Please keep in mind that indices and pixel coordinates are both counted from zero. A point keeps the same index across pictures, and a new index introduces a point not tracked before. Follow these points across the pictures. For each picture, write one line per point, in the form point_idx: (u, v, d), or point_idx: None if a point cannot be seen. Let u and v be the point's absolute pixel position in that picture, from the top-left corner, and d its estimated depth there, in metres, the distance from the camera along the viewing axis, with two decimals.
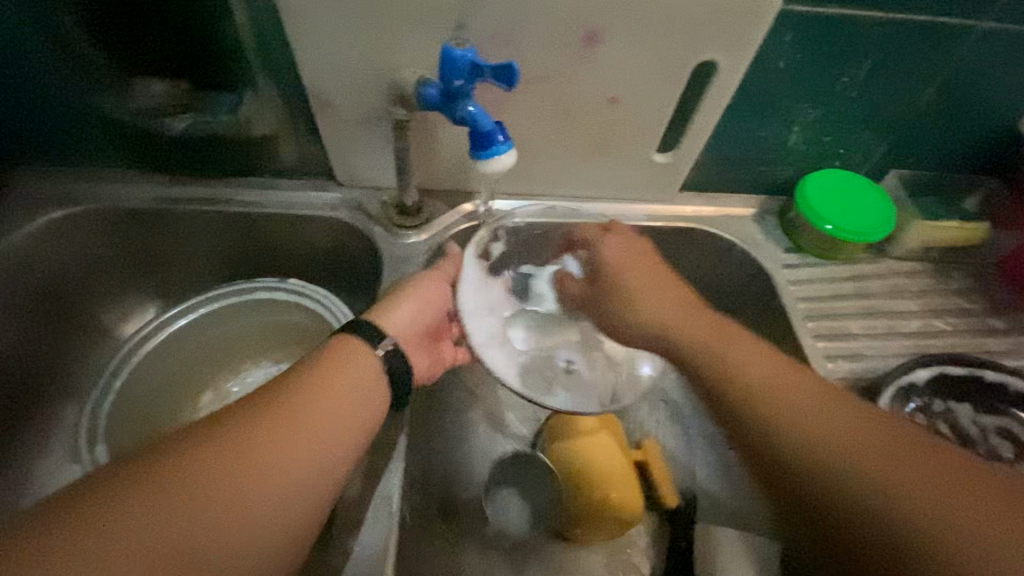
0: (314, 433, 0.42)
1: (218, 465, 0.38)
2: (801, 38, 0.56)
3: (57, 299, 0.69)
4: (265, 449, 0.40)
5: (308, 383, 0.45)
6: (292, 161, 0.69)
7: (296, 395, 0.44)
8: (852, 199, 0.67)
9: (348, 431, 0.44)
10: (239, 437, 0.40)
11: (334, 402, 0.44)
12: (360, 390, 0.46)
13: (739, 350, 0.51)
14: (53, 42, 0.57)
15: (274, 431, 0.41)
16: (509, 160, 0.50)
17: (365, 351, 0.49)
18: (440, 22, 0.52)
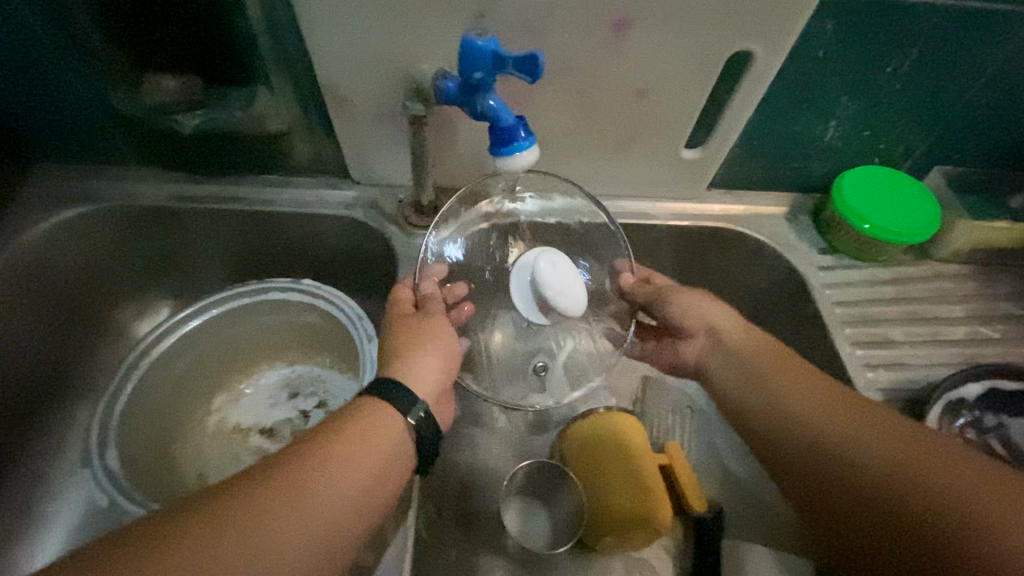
0: (329, 503, 0.39)
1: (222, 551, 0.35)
2: (843, 27, 0.52)
3: (71, 300, 0.68)
4: (275, 530, 0.37)
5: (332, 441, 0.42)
6: (306, 158, 0.67)
7: (310, 466, 0.40)
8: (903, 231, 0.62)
9: (365, 497, 0.41)
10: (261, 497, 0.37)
11: (358, 475, 0.41)
12: (388, 451, 0.44)
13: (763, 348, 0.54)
14: (65, 39, 0.56)
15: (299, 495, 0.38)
16: (531, 157, 0.48)
17: (390, 411, 0.45)
18: (461, 10, 0.50)
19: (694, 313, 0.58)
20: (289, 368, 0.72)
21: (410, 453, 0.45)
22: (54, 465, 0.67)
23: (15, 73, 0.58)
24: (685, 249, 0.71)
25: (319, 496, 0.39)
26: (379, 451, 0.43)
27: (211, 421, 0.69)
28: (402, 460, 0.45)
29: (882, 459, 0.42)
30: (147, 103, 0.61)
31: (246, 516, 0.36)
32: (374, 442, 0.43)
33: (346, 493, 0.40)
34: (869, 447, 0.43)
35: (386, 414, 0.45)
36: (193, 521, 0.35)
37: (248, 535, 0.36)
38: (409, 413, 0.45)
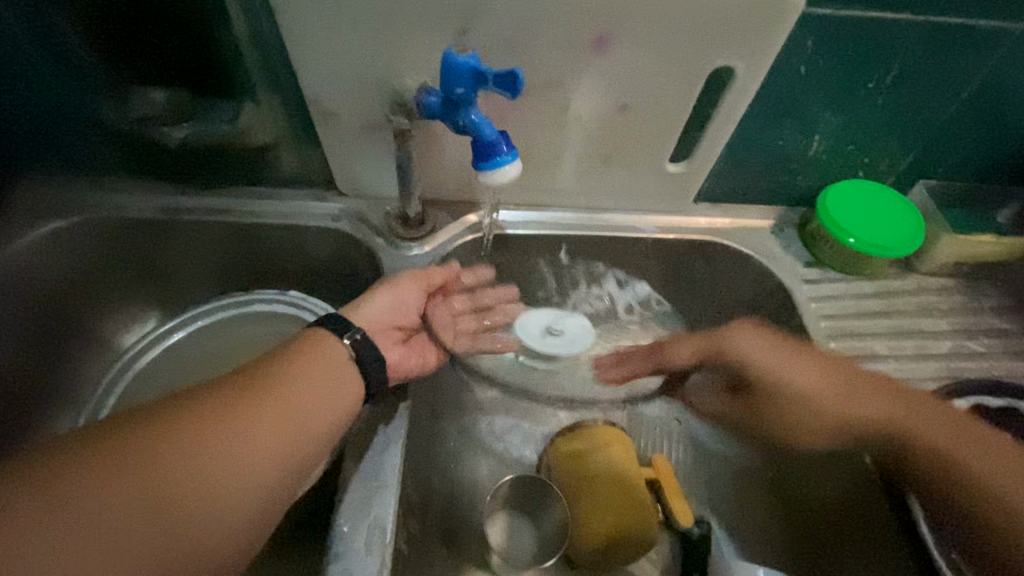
0: (276, 408, 0.43)
1: (169, 440, 0.38)
2: (823, 43, 0.53)
3: (55, 310, 0.68)
4: (214, 445, 0.39)
5: (282, 375, 0.45)
6: (294, 170, 0.67)
7: (251, 393, 0.42)
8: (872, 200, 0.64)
9: (307, 430, 0.43)
10: (198, 415, 0.40)
11: (299, 407, 0.44)
12: (337, 370, 0.47)
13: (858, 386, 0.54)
14: (52, 51, 0.56)
15: (235, 416, 0.41)
16: (514, 171, 0.48)
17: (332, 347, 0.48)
18: (444, 27, 0.50)
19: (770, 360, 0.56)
20: None
21: (356, 371, 0.48)
22: None
23: None
24: (672, 262, 0.71)
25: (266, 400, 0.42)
26: (326, 368, 0.47)
27: None
28: (350, 376, 0.48)
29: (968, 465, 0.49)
30: (133, 116, 0.61)
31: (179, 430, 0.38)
32: (323, 361, 0.47)
33: (294, 400, 0.44)
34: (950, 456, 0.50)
35: (332, 348, 0.48)
36: (160, 415, 0.39)
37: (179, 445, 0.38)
38: (344, 335, 0.49)
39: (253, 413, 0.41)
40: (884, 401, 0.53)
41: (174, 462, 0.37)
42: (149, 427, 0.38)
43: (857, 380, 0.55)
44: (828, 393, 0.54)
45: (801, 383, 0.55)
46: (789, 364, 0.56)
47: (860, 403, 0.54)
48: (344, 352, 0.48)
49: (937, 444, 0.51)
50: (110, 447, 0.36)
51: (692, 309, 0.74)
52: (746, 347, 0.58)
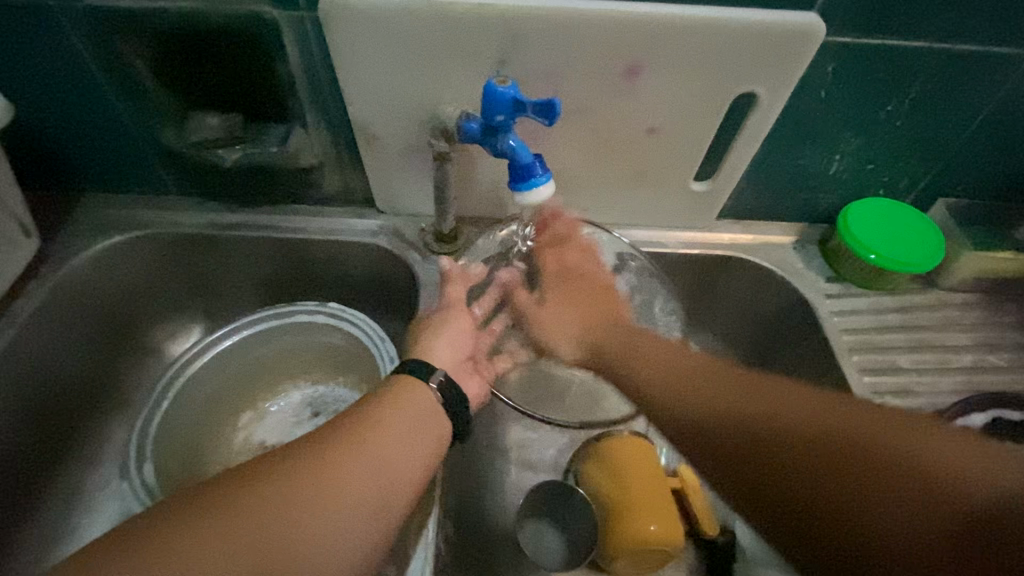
0: (372, 463, 0.44)
1: (279, 501, 0.39)
2: (843, 70, 0.56)
3: (111, 319, 0.72)
4: (316, 497, 0.40)
5: (379, 423, 0.46)
6: (335, 189, 0.71)
7: (350, 442, 0.44)
8: (909, 232, 0.65)
9: (401, 479, 0.45)
10: (303, 465, 0.41)
11: (394, 456, 0.45)
12: (424, 419, 0.48)
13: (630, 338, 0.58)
14: (122, 82, 0.61)
15: (338, 465, 0.42)
16: (548, 191, 0.51)
17: (422, 389, 0.50)
18: (483, 59, 0.54)
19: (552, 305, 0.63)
20: (312, 388, 0.76)
21: (444, 414, 0.50)
22: (91, 477, 0.70)
23: (73, 111, 0.64)
24: (694, 275, 0.73)
25: (363, 454, 0.44)
26: (414, 418, 0.48)
27: (238, 439, 0.73)
28: (438, 427, 0.49)
29: (832, 442, 0.39)
30: (191, 139, 0.65)
31: (286, 480, 0.40)
32: (413, 409, 0.48)
33: (391, 459, 0.45)
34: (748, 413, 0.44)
35: (422, 391, 0.50)
36: (267, 466, 0.41)
37: (284, 497, 0.39)
38: (430, 378, 0.51)
39: (355, 471, 0.42)
40: (710, 391, 0.48)
41: (279, 515, 0.38)
42: (259, 489, 0.39)
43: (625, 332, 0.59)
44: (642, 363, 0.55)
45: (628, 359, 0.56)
46: (569, 303, 0.63)
47: (646, 369, 0.54)
48: (431, 396, 0.50)
49: (751, 420, 0.44)
50: (229, 500, 0.38)
51: (715, 322, 0.77)
52: (558, 310, 0.63)
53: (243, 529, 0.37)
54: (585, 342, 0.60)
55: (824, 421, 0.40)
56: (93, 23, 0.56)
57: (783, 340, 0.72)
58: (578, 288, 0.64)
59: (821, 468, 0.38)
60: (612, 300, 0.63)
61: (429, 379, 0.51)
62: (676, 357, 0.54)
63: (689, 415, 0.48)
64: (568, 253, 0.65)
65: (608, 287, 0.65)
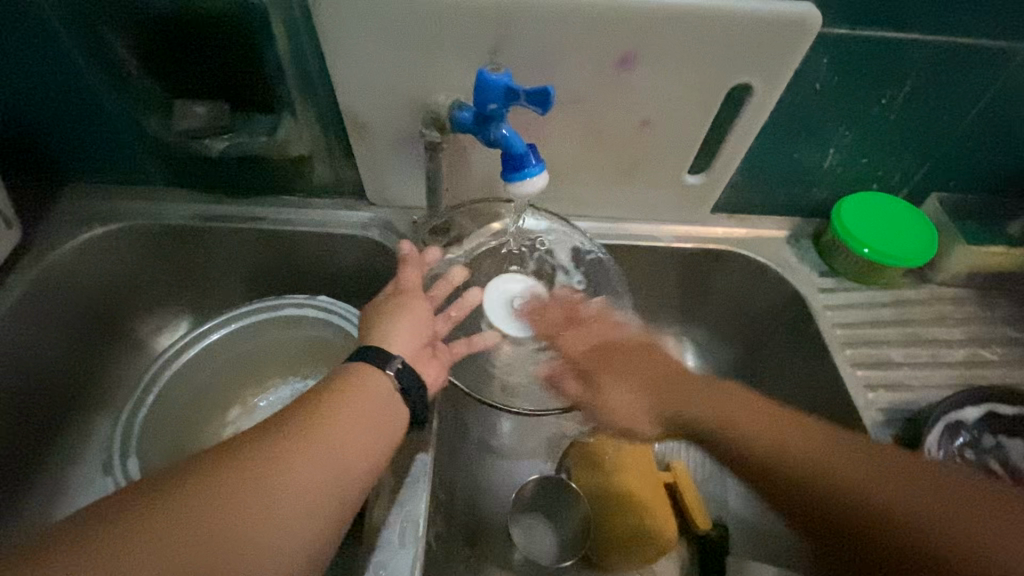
0: (327, 455, 0.42)
1: (216, 496, 0.37)
2: (838, 62, 0.55)
3: (96, 313, 0.71)
4: (258, 491, 0.38)
5: (327, 413, 0.45)
6: (325, 181, 0.70)
7: (297, 433, 0.42)
8: (897, 224, 0.65)
9: (351, 470, 0.43)
10: (244, 459, 0.40)
11: (344, 446, 0.43)
12: (380, 405, 0.47)
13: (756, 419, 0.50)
14: (105, 67, 0.59)
15: (283, 458, 0.40)
16: (541, 182, 0.51)
17: (375, 375, 0.49)
18: (476, 47, 0.53)
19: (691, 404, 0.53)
20: (301, 383, 0.75)
21: (401, 402, 0.49)
22: (74, 472, 0.69)
23: (54, 98, 0.62)
24: (688, 270, 0.73)
25: (314, 447, 0.42)
26: (370, 407, 0.47)
27: (226, 434, 0.72)
28: (392, 416, 0.48)
29: (847, 477, 0.44)
30: (179, 128, 0.63)
31: (226, 475, 0.38)
32: (364, 397, 0.47)
33: (341, 449, 0.43)
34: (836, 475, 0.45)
35: (375, 377, 0.49)
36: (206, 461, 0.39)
37: (224, 492, 0.38)
38: (387, 365, 0.50)
39: (301, 463, 0.41)
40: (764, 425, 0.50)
41: (217, 512, 0.37)
42: (196, 484, 0.37)
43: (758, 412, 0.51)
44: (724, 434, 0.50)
45: (709, 425, 0.51)
46: (626, 377, 0.55)
47: (731, 431, 0.50)
48: (388, 384, 0.49)
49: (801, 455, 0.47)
50: (160, 498, 0.36)
51: (709, 317, 0.76)
52: (613, 389, 0.55)
53: (192, 533, 0.35)
54: (678, 416, 0.53)
55: (914, 497, 0.42)
56: (74, 7, 0.55)
57: (776, 334, 0.72)
58: (635, 357, 0.57)
59: (922, 557, 0.40)
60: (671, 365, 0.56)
61: (386, 367, 0.49)
62: (742, 406, 0.51)
63: (746, 450, 0.49)
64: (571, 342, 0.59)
65: (685, 361, 0.57)
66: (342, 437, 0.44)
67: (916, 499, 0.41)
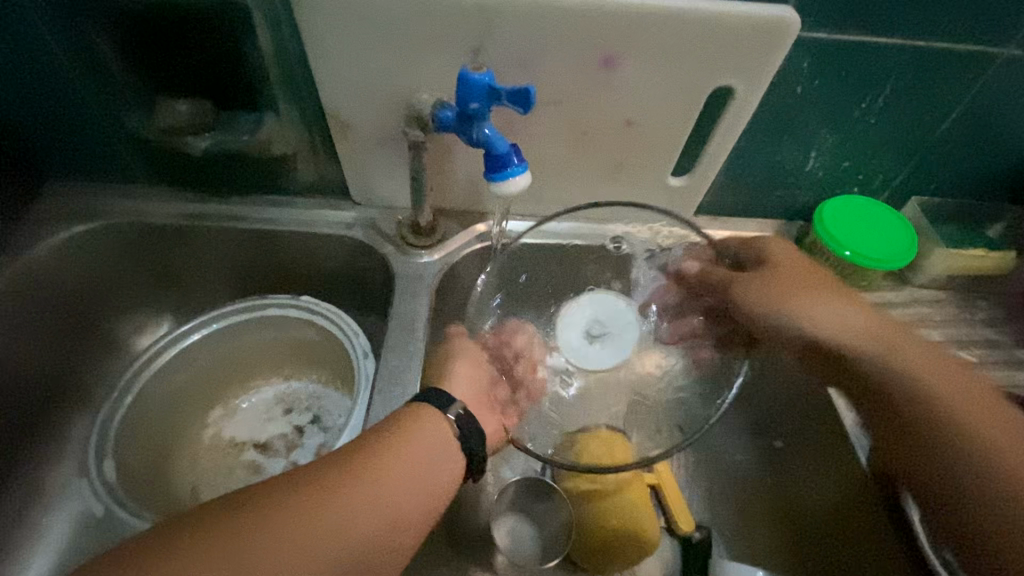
0: (388, 505, 0.42)
1: (289, 533, 0.38)
2: (817, 66, 0.56)
3: (75, 312, 0.70)
4: (322, 537, 0.39)
5: (393, 458, 0.44)
6: (310, 180, 0.70)
7: (365, 480, 0.42)
8: (879, 231, 0.65)
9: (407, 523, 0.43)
10: (311, 499, 0.40)
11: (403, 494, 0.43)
12: (444, 450, 0.47)
13: (897, 344, 0.54)
14: (85, 65, 0.59)
15: (345, 505, 0.41)
16: (523, 183, 0.50)
17: (440, 422, 0.48)
18: (459, 46, 0.53)
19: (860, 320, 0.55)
20: (285, 385, 0.73)
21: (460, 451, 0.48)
22: (50, 474, 0.67)
23: (34, 95, 0.61)
24: None
25: (374, 495, 0.42)
26: (430, 449, 0.46)
27: (206, 437, 0.70)
28: (451, 465, 0.47)
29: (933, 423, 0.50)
30: (161, 126, 0.63)
31: (297, 510, 0.39)
32: (426, 442, 0.46)
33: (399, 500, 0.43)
34: (998, 451, 0.48)
35: (440, 424, 0.47)
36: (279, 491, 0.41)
37: (294, 535, 0.38)
38: (447, 410, 0.48)
39: (363, 510, 0.41)
40: (945, 387, 0.51)
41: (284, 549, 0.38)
42: (266, 519, 0.39)
43: (913, 360, 0.53)
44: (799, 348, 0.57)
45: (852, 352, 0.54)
46: (805, 298, 0.55)
47: (883, 356, 0.53)
48: (449, 430, 0.48)
49: (926, 404, 0.51)
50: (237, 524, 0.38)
51: None
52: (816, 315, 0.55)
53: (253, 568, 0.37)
54: (849, 346, 0.54)
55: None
56: (56, 3, 0.54)
57: None
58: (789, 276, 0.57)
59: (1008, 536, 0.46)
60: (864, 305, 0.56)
61: (448, 412, 0.48)
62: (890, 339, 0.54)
63: (920, 416, 0.51)
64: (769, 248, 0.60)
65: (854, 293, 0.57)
66: (404, 483, 0.44)
67: (1005, 453, 0.48)
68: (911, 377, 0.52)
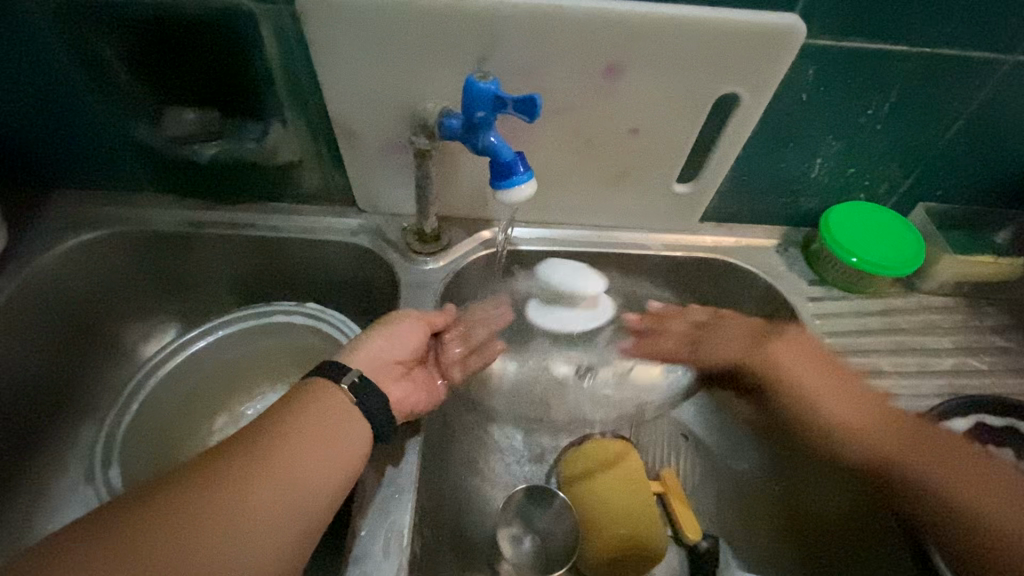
0: (289, 470, 0.44)
1: (194, 501, 0.40)
2: (823, 72, 0.56)
3: (83, 318, 0.70)
4: (227, 502, 0.41)
5: (290, 427, 0.46)
6: (316, 188, 0.70)
7: (265, 449, 0.44)
8: (882, 229, 0.66)
9: (316, 483, 0.45)
10: (217, 471, 0.42)
11: (309, 456, 0.45)
12: (342, 416, 0.48)
13: (886, 429, 0.58)
14: (94, 75, 0.59)
15: (245, 473, 0.43)
16: (529, 190, 0.50)
17: (327, 386, 0.50)
18: (465, 55, 0.53)
19: (850, 400, 0.60)
20: (288, 392, 0.73)
21: (359, 413, 0.49)
22: (53, 481, 0.67)
23: (43, 104, 0.62)
24: (678, 279, 0.73)
25: (276, 462, 0.44)
26: (327, 415, 0.48)
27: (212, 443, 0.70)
28: (356, 426, 0.49)
29: (943, 501, 0.54)
30: (166, 134, 0.64)
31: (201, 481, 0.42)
32: (318, 411, 0.48)
33: (304, 461, 0.45)
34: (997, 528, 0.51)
35: (329, 393, 0.49)
36: (188, 470, 0.43)
37: (199, 503, 0.40)
38: (342, 379, 0.50)
39: (267, 474, 0.43)
40: (943, 469, 0.54)
41: (191, 517, 0.40)
42: (176, 492, 0.41)
43: (903, 441, 0.56)
44: (816, 437, 0.61)
45: (859, 439, 0.58)
46: (820, 386, 0.61)
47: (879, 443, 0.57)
48: (342, 397, 0.49)
49: (930, 480, 0.55)
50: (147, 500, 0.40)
51: None
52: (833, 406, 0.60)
53: (165, 534, 0.39)
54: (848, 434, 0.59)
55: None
56: (65, 14, 0.55)
57: None
58: (795, 362, 0.62)
59: None
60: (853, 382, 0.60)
61: (340, 381, 0.50)
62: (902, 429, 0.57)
63: (925, 497, 0.55)
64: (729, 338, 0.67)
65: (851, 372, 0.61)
66: (307, 448, 0.46)
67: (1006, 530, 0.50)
68: (908, 464, 0.56)
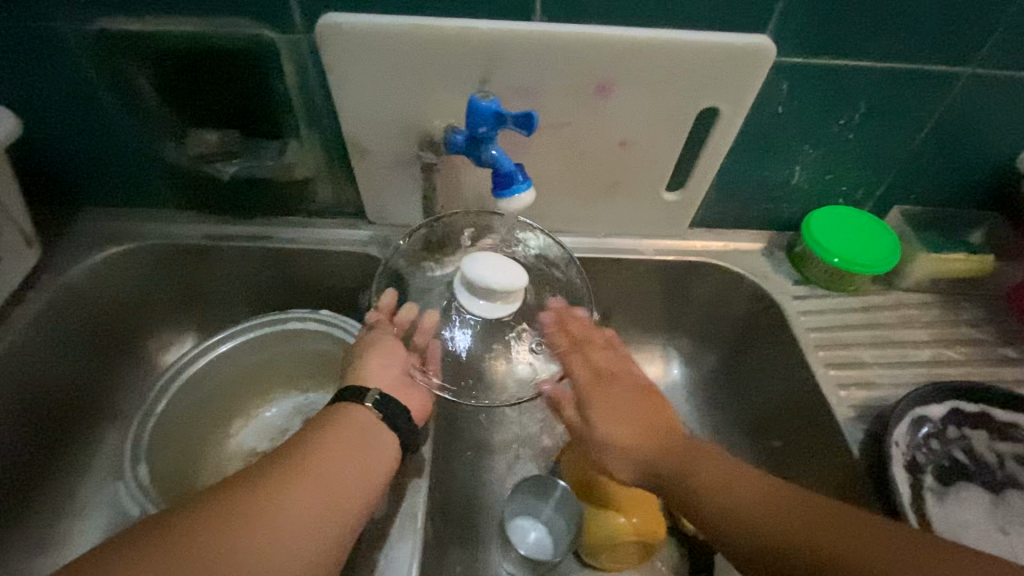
0: (329, 478, 0.48)
1: (246, 505, 0.44)
2: (795, 87, 0.61)
3: (108, 326, 0.74)
4: (277, 507, 0.44)
5: (328, 439, 0.50)
6: (328, 202, 0.75)
7: (305, 459, 0.48)
8: (864, 234, 0.70)
9: (354, 492, 0.49)
10: (264, 479, 0.46)
11: (345, 466, 0.49)
12: (372, 434, 0.52)
13: (672, 446, 0.53)
14: (126, 100, 0.64)
15: (292, 482, 0.46)
16: (528, 199, 0.55)
17: (354, 407, 0.54)
18: (469, 76, 0.58)
19: (611, 412, 0.56)
20: (303, 397, 0.77)
21: (387, 427, 0.54)
22: (81, 482, 0.70)
23: (78, 127, 0.67)
24: (670, 282, 0.77)
25: (316, 470, 0.48)
26: (361, 439, 0.52)
27: (231, 446, 0.74)
28: (384, 441, 0.53)
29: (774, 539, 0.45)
30: (191, 154, 0.69)
31: (251, 488, 0.45)
32: (353, 429, 0.52)
33: (342, 470, 0.49)
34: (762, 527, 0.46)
35: (358, 411, 0.53)
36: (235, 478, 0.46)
37: (253, 508, 0.44)
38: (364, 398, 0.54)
39: (309, 480, 0.47)
40: (723, 484, 0.49)
41: (247, 520, 0.43)
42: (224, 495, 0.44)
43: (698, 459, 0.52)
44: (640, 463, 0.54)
45: (688, 480, 0.51)
46: (615, 416, 0.56)
47: (668, 457, 0.53)
48: (370, 414, 0.53)
49: (762, 528, 0.46)
50: (199, 505, 0.43)
51: (691, 325, 0.81)
52: (611, 431, 0.55)
53: (224, 535, 0.42)
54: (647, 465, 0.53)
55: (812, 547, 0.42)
56: (106, 42, 0.59)
57: (756, 340, 0.76)
58: (621, 392, 0.58)
59: None
60: (656, 399, 0.58)
61: (363, 401, 0.54)
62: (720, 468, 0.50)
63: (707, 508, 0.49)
64: (592, 357, 0.60)
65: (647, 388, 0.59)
66: (342, 459, 0.49)
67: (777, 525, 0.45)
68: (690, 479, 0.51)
